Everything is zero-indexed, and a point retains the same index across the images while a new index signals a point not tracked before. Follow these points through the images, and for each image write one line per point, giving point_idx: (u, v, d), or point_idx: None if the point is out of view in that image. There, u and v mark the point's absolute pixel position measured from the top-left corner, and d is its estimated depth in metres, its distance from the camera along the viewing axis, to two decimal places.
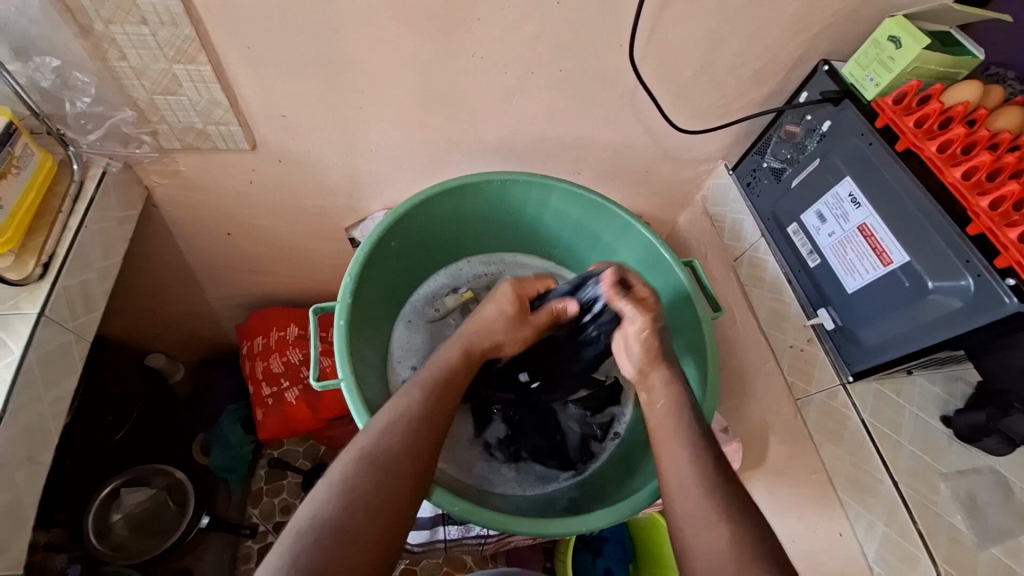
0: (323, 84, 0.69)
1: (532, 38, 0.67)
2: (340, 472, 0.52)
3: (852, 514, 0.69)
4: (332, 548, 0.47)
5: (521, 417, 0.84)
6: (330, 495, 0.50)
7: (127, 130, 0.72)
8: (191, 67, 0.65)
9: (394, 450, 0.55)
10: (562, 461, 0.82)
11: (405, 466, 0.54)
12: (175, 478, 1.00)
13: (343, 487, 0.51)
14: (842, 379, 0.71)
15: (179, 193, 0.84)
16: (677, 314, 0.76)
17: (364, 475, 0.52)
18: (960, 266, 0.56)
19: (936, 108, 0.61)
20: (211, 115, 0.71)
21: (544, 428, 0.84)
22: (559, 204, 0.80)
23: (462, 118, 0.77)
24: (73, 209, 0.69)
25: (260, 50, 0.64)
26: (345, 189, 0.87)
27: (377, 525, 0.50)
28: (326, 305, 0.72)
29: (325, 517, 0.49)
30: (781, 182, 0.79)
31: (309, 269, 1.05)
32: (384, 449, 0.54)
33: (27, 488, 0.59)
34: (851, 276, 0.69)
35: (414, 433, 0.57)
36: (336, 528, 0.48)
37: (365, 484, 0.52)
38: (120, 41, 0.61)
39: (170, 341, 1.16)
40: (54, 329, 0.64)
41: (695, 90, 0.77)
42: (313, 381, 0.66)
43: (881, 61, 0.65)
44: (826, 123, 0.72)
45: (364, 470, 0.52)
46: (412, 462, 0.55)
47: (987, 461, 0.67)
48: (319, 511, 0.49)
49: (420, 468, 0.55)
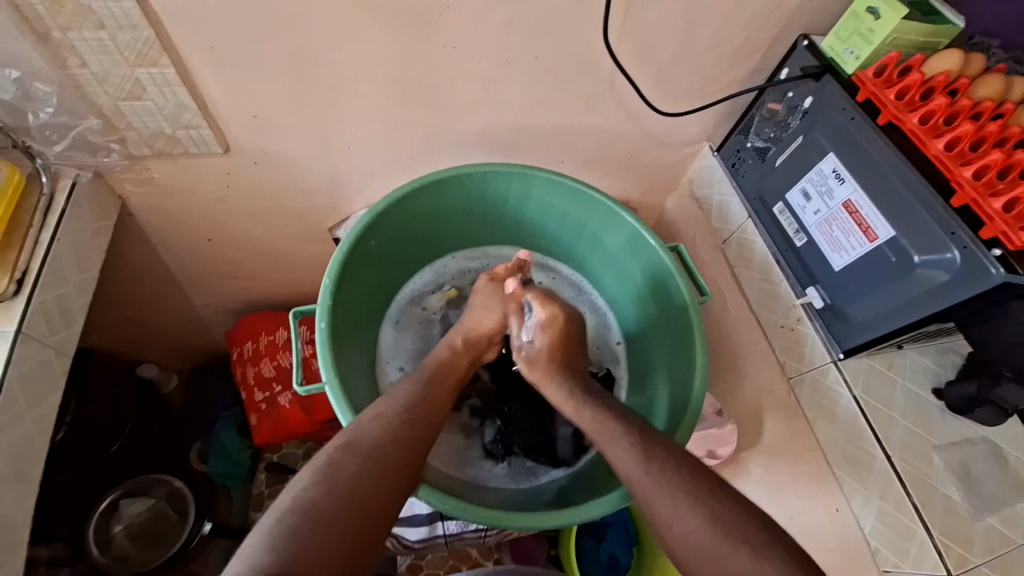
0: (293, 82, 0.67)
1: (504, 24, 0.65)
2: (327, 461, 0.52)
3: (847, 488, 0.69)
4: (313, 532, 0.46)
5: (515, 414, 0.85)
6: (315, 482, 0.50)
7: (95, 139, 0.70)
8: (154, 70, 0.63)
9: (380, 443, 0.55)
10: (551, 456, 0.81)
11: (391, 458, 0.54)
12: (174, 488, 1.00)
13: (329, 475, 0.51)
14: (832, 357, 0.71)
15: (155, 201, 0.82)
16: (665, 301, 0.75)
17: (350, 464, 0.52)
18: (945, 238, 0.55)
19: (918, 79, 0.59)
20: (180, 119, 0.69)
21: (537, 424, 0.84)
22: (541, 194, 0.79)
23: (440, 110, 0.75)
24: (44, 223, 0.67)
25: (224, 49, 0.62)
26: (325, 189, 0.85)
27: (357, 512, 0.49)
28: (307, 309, 0.71)
29: (309, 503, 0.48)
30: (765, 161, 0.78)
31: (295, 271, 1.04)
32: (371, 441, 0.54)
33: (16, 510, 0.59)
34: (838, 254, 0.68)
35: (402, 430, 0.57)
36: (317, 512, 0.48)
37: (350, 472, 0.51)
38: (78, 47, 0.59)
39: (160, 350, 1.14)
40: (33, 347, 0.63)
41: (674, 72, 0.75)
42: (297, 386, 0.65)
43: (861, 33, 0.64)
44: (808, 99, 0.70)
45: (350, 460, 0.52)
46: (398, 452, 0.55)
47: (980, 431, 0.67)
48: (303, 496, 0.49)
49: (405, 461, 0.55)
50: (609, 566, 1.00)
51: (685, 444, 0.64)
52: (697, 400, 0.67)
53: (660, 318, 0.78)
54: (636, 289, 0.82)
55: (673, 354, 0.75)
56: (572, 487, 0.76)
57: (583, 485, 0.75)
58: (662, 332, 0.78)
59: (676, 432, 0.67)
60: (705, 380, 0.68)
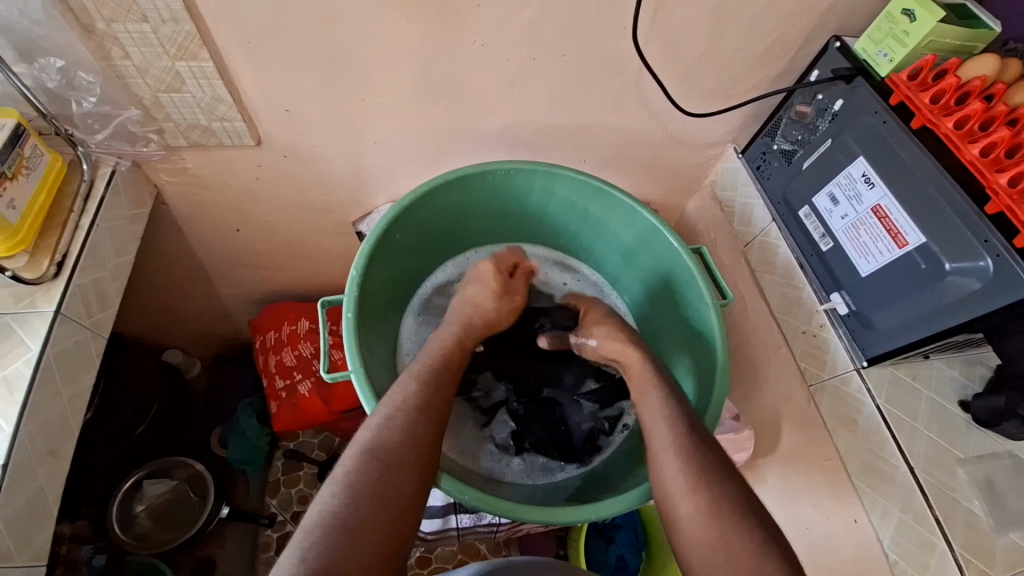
0: (324, 78, 0.69)
1: (533, 22, 0.66)
2: (344, 472, 0.51)
3: (867, 499, 0.68)
4: (347, 545, 0.46)
5: (526, 412, 0.84)
6: (335, 493, 0.50)
7: (134, 129, 0.73)
8: (193, 64, 0.65)
9: (392, 442, 0.54)
10: (565, 452, 0.80)
11: (403, 455, 0.54)
12: (194, 470, 1.04)
13: (348, 484, 0.50)
14: (856, 365, 0.70)
15: (188, 191, 0.84)
16: (687, 302, 0.75)
17: (365, 470, 0.51)
18: (978, 246, 0.54)
19: (953, 83, 0.58)
20: (215, 112, 0.71)
21: (548, 420, 0.83)
22: (564, 193, 0.79)
23: (466, 108, 0.77)
24: (84, 208, 0.70)
25: (259, 44, 0.64)
26: (350, 183, 0.87)
27: (385, 516, 0.49)
28: (333, 299, 0.71)
29: (336, 515, 0.48)
30: (792, 164, 0.77)
31: (318, 264, 1.06)
32: (384, 443, 0.54)
33: (48, 483, 0.61)
34: (865, 260, 0.67)
35: (414, 424, 0.56)
36: (344, 524, 0.47)
37: (368, 480, 0.51)
38: (122, 39, 0.62)
39: (185, 336, 1.18)
40: (71, 327, 0.65)
41: (702, 72, 0.75)
42: (323, 373, 0.66)
43: (895, 36, 0.63)
44: (838, 102, 0.69)
45: (366, 466, 0.52)
46: (411, 450, 0.54)
47: (1004, 445, 0.66)
48: (324, 511, 0.48)
49: (417, 458, 0.54)
50: (617, 568, 1.00)
51: (713, 429, 0.64)
52: (717, 398, 0.66)
53: (681, 319, 0.77)
54: (655, 288, 0.81)
55: (692, 357, 0.75)
56: (588, 487, 0.76)
57: (598, 484, 0.76)
58: (680, 332, 0.78)
59: (704, 417, 0.67)
60: (726, 379, 0.67)
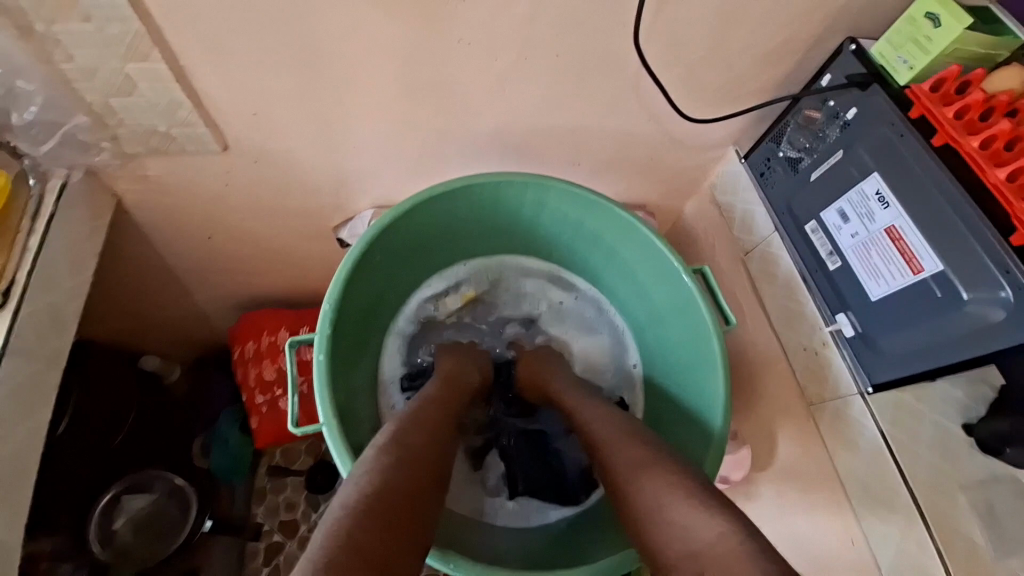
0: (295, 80, 0.63)
1: (525, 19, 0.60)
2: (366, 462, 0.50)
3: (867, 524, 0.66)
4: (384, 512, 0.45)
5: (516, 451, 0.82)
6: (384, 449, 0.52)
7: (85, 137, 0.67)
8: (145, 66, 0.58)
9: (411, 443, 0.54)
10: (559, 494, 0.77)
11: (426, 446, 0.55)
12: (176, 484, 0.99)
13: (394, 442, 0.53)
14: (860, 390, 0.67)
15: (150, 199, 0.78)
16: (687, 325, 0.71)
17: (388, 461, 0.50)
18: (999, 276, 0.51)
19: (979, 98, 0.54)
20: (174, 117, 0.65)
21: (542, 460, 0.81)
22: (557, 205, 0.74)
23: (452, 110, 0.71)
24: (33, 228, 0.65)
25: (219, 43, 0.58)
26: (329, 188, 0.81)
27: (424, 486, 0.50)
28: (302, 338, 0.66)
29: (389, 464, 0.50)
30: (798, 173, 0.73)
31: (298, 269, 1.00)
32: (421, 419, 0.58)
33: (8, 527, 0.57)
34: (876, 283, 0.63)
35: (440, 407, 0.62)
36: (372, 504, 0.45)
37: (393, 470, 0.49)
38: (65, 42, 0.55)
39: (160, 343, 1.12)
40: (21, 359, 0.61)
41: (704, 74, 0.70)
42: (291, 425, 0.61)
43: (916, 40, 0.58)
44: (850, 110, 0.65)
45: (407, 432, 0.55)
46: (442, 429, 0.59)
47: (1007, 468, 0.65)
48: (378, 460, 0.50)
49: (438, 449, 0.56)
50: None
51: (715, 474, 0.61)
52: (721, 434, 0.64)
53: (681, 341, 0.74)
54: (654, 307, 0.78)
55: (687, 389, 0.73)
56: (581, 526, 0.74)
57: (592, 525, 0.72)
58: (677, 353, 0.75)
59: (705, 461, 0.64)
60: (728, 413, 0.65)
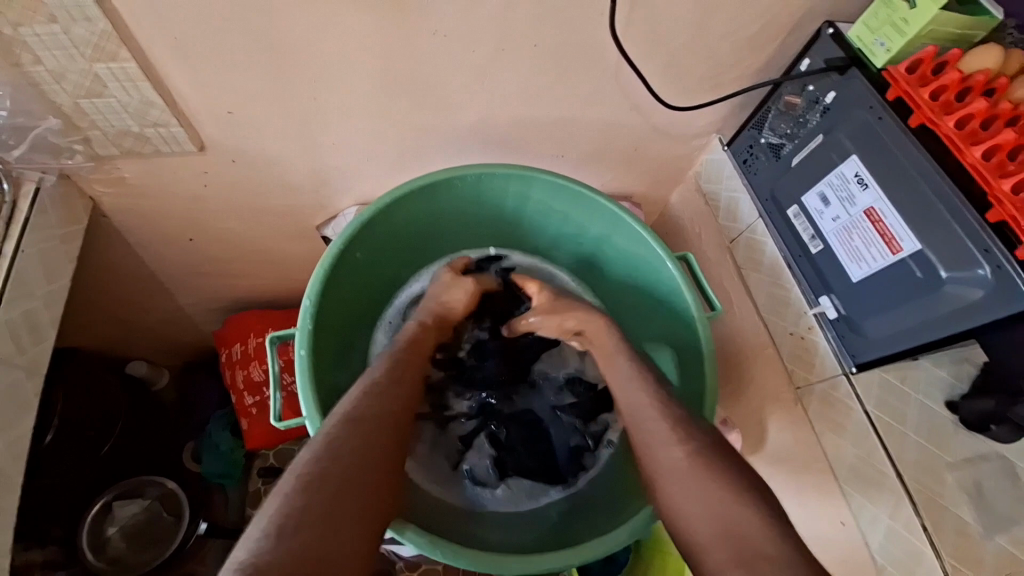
0: (269, 77, 0.62)
1: (500, 10, 0.59)
2: (297, 469, 0.50)
3: (855, 504, 0.67)
4: (312, 523, 0.46)
5: (507, 436, 0.81)
6: (320, 452, 0.51)
7: (56, 140, 0.65)
8: (114, 65, 0.57)
9: (345, 446, 0.52)
10: (550, 475, 0.78)
11: (365, 440, 0.54)
12: (167, 489, 0.99)
13: (331, 442, 0.52)
14: (845, 370, 0.68)
15: (128, 202, 0.77)
16: (672, 313, 0.71)
17: (317, 469, 0.49)
18: (978, 254, 0.51)
19: (956, 78, 0.55)
20: (147, 117, 0.64)
21: (531, 443, 0.80)
22: (541, 196, 0.74)
23: (432, 104, 0.70)
24: (9, 234, 0.64)
25: (189, 41, 0.56)
26: (311, 186, 0.80)
27: (362, 483, 0.50)
28: (284, 333, 0.65)
29: (321, 470, 0.49)
30: (780, 159, 0.73)
31: (283, 270, 0.99)
32: (365, 410, 0.56)
33: None
34: (857, 265, 0.64)
35: (390, 392, 0.59)
36: (302, 516, 0.46)
37: (320, 477, 0.49)
38: (31, 43, 0.54)
39: (147, 349, 1.11)
40: None
41: (685, 62, 0.70)
42: (273, 420, 0.61)
43: (893, 23, 0.58)
44: (829, 95, 0.65)
45: (346, 427, 0.54)
46: (389, 417, 0.57)
47: (994, 448, 0.65)
48: (311, 463, 0.50)
49: (381, 441, 0.55)
50: None
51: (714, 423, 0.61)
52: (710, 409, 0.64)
53: (668, 328, 0.74)
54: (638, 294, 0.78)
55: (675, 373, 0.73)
56: (573, 514, 0.74)
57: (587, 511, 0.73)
58: (664, 340, 0.75)
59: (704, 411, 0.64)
60: (714, 396, 0.64)
